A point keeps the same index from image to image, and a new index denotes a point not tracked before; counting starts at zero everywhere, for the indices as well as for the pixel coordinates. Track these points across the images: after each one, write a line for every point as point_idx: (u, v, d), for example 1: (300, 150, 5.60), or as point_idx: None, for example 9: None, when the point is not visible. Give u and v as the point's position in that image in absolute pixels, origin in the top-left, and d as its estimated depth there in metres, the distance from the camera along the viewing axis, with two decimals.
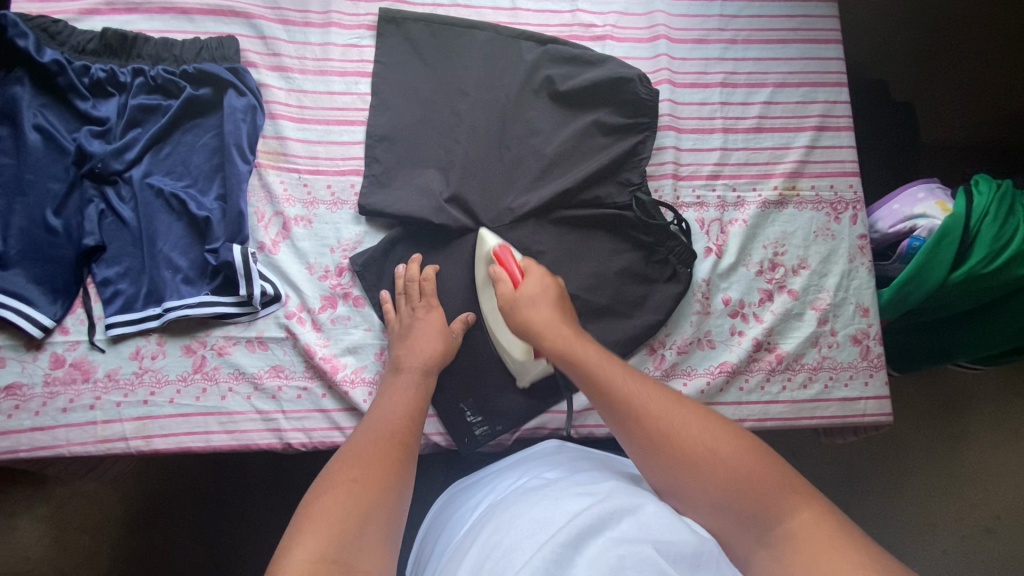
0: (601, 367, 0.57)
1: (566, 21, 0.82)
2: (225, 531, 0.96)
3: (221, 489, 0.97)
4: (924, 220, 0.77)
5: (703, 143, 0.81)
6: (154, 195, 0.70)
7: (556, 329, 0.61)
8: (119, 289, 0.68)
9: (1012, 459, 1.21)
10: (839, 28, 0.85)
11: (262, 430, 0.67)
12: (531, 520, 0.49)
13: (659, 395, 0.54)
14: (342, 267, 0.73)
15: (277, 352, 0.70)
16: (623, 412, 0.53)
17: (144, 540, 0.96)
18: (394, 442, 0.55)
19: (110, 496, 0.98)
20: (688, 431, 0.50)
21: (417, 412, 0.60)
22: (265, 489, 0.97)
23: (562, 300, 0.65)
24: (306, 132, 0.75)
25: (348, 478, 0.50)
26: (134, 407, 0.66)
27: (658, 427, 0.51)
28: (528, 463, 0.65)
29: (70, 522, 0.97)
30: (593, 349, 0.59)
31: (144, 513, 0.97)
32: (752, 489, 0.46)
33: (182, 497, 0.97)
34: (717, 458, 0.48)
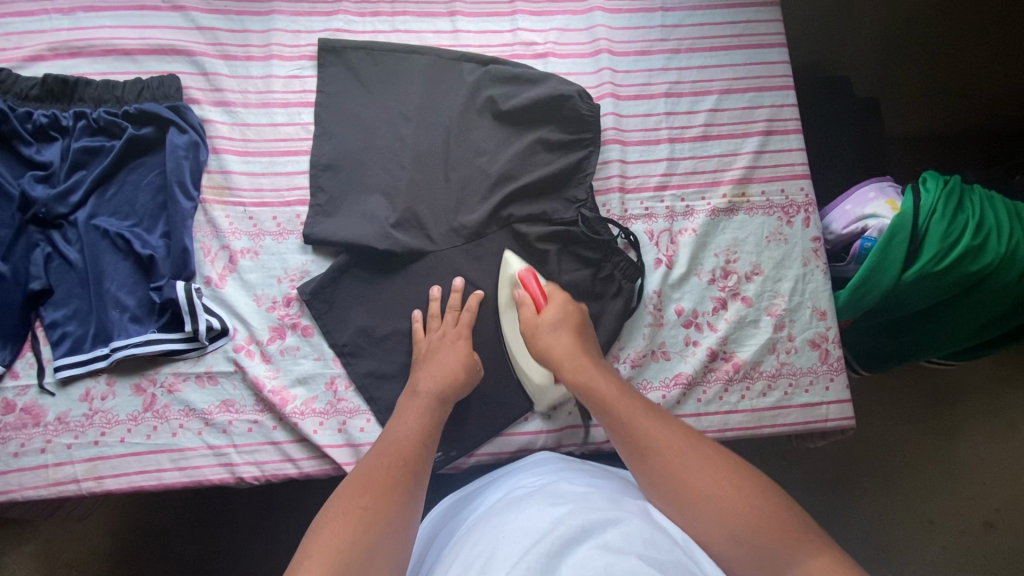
0: (622, 397, 0.60)
1: (507, 41, 0.82)
2: (207, 564, 0.95)
3: (204, 520, 0.97)
4: (874, 219, 0.76)
5: (650, 154, 0.80)
6: (99, 235, 0.70)
7: (575, 360, 0.64)
8: (67, 331, 0.68)
9: (1006, 451, 1.19)
10: (782, 32, 0.86)
11: (214, 465, 0.67)
12: (533, 521, 0.50)
13: (679, 438, 0.55)
14: (290, 298, 0.73)
15: (226, 386, 0.70)
16: (636, 443, 0.55)
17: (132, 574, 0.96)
18: (403, 462, 0.57)
19: (98, 529, 0.98)
20: (698, 462, 0.53)
21: (428, 440, 0.60)
22: (244, 518, 0.97)
23: (586, 338, 0.68)
24: (250, 164, 0.76)
25: (357, 505, 0.51)
26: (85, 448, 0.66)
27: (672, 467, 0.53)
28: (530, 469, 0.66)
29: (59, 558, 0.97)
30: (613, 379, 0.63)
31: (128, 547, 0.97)
32: (762, 531, 0.47)
33: (167, 529, 0.97)
34: (728, 498, 0.49)
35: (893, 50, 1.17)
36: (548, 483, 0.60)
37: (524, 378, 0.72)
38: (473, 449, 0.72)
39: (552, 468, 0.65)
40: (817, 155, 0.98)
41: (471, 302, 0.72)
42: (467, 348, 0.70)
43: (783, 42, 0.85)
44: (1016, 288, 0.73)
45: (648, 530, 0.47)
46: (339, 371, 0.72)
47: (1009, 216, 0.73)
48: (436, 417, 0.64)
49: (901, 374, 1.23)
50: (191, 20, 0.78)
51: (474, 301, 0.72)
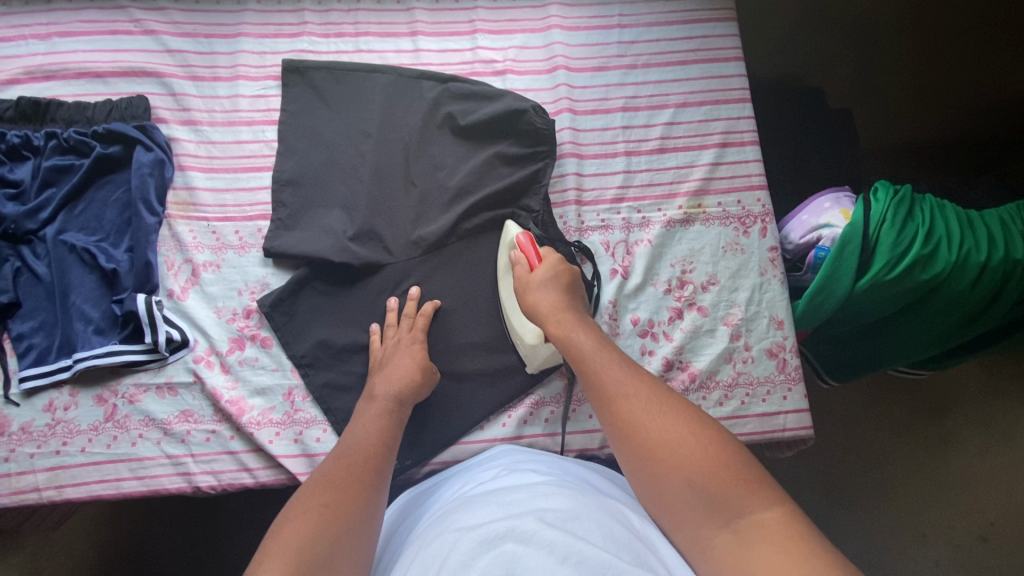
0: (600, 352, 0.59)
1: (467, 59, 0.84)
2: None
3: (183, 532, 0.98)
4: (828, 228, 0.78)
5: (606, 167, 0.82)
6: (66, 250, 0.73)
7: (557, 314, 0.64)
8: (34, 343, 0.71)
9: (1001, 461, 1.14)
10: (738, 47, 0.87)
11: (172, 474, 0.69)
12: (494, 511, 0.51)
13: (648, 390, 0.54)
14: (250, 309, 0.75)
15: (186, 397, 0.71)
16: (605, 397, 0.55)
17: None
18: (364, 461, 0.57)
19: (83, 539, 0.99)
20: (672, 420, 0.51)
21: (390, 440, 0.61)
22: (219, 533, 0.97)
23: (575, 298, 0.68)
24: (214, 181, 0.78)
25: (319, 503, 0.51)
26: (47, 457, 0.68)
27: (639, 418, 0.51)
28: (488, 464, 0.66)
29: (45, 569, 0.98)
30: (594, 333, 0.62)
31: (106, 564, 0.97)
32: (721, 486, 0.45)
33: (148, 540, 0.98)
34: (691, 454, 0.48)
35: (864, 61, 1.18)
36: (505, 480, 0.60)
37: (517, 338, 0.73)
38: (428, 459, 0.72)
39: (506, 459, 0.66)
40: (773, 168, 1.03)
41: (426, 308, 0.74)
42: (424, 353, 0.71)
43: (739, 56, 0.87)
44: (971, 296, 0.73)
45: (606, 522, 0.48)
46: (296, 382, 0.73)
47: (960, 225, 0.73)
48: (396, 416, 0.65)
49: (890, 386, 1.19)
50: (161, 43, 0.81)
51: (429, 307, 0.74)
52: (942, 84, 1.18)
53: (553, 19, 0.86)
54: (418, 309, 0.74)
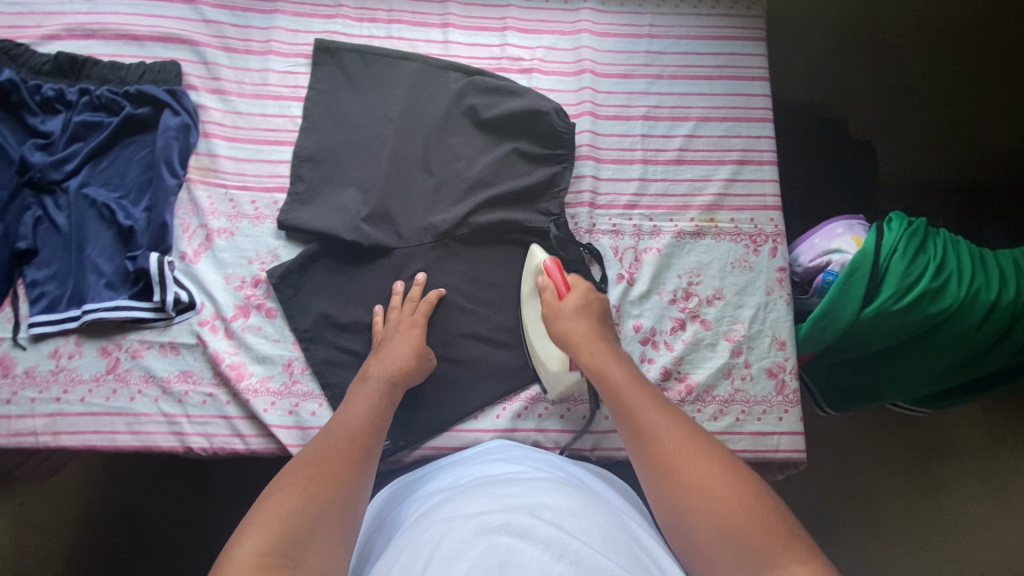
0: (637, 387, 0.57)
1: (495, 55, 0.85)
2: (170, 543, 0.97)
3: (168, 495, 0.99)
4: (839, 254, 0.78)
5: (622, 173, 0.82)
6: (87, 204, 0.75)
7: (590, 345, 0.62)
8: (46, 291, 0.72)
9: (997, 514, 1.12)
10: (765, 67, 0.88)
11: (166, 432, 0.70)
12: (492, 504, 0.50)
13: (681, 431, 0.51)
14: (258, 279, 0.76)
15: (187, 358, 0.72)
16: (636, 434, 0.52)
17: (97, 543, 0.98)
18: (353, 437, 0.57)
19: (70, 494, 1.00)
20: (711, 463, 0.48)
21: (379, 418, 0.61)
22: (204, 502, 0.98)
23: (609, 334, 0.65)
24: (237, 150, 0.80)
25: (303, 476, 0.51)
26: (47, 403, 0.69)
27: (671, 459, 0.49)
28: (483, 460, 0.66)
29: (29, 520, 0.99)
30: (631, 368, 0.60)
31: (91, 521, 0.98)
32: (750, 537, 0.42)
33: (133, 500, 0.99)
34: (727, 499, 0.45)
35: (891, 92, 1.17)
36: (501, 475, 0.60)
37: (541, 366, 0.72)
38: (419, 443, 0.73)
39: (504, 455, 0.66)
40: (788, 189, 1.02)
41: (430, 296, 0.75)
42: (421, 338, 0.71)
43: (764, 76, 0.87)
44: (976, 334, 0.72)
45: (605, 524, 0.48)
46: (296, 354, 0.74)
47: (971, 261, 0.73)
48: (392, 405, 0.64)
49: (891, 425, 1.17)
50: (199, 13, 0.83)
51: (434, 296, 0.75)
52: (966, 125, 1.18)
53: (583, 23, 0.87)
54: (421, 296, 0.75)
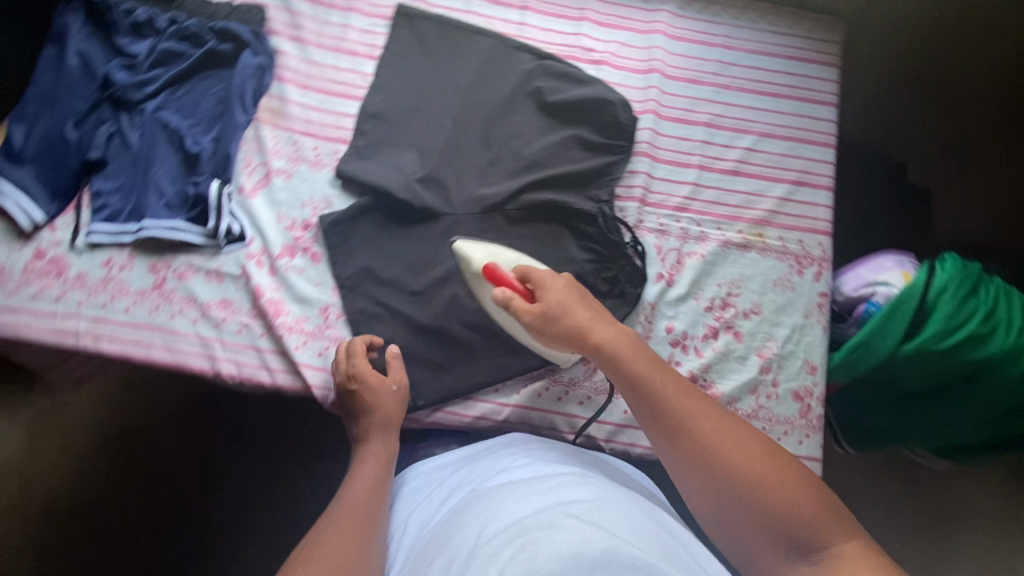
0: (649, 372, 0.57)
1: (568, 42, 0.86)
2: (182, 467, 1.02)
3: (185, 423, 1.03)
4: (884, 287, 0.76)
5: (677, 175, 0.82)
6: (160, 126, 0.78)
7: (596, 327, 0.61)
8: (108, 203, 0.75)
9: None
10: (835, 93, 0.87)
11: (199, 354, 0.72)
12: (522, 504, 0.53)
13: (711, 419, 0.54)
14: (308, 223, 0.77)
15: (230, 287, 0.74)
16: (668, 427, 0.54)
17: (111, 458, 1.02)
18: (355, 508, 0.61)
19: (90, 410, 1.04)
20: (745, 445, 0.52)
21: (377, 483, 0.64)
22: (223, 433, 1.04)
23: (598, 311, 0.64)
24: (306, 97, 0.82)
25: (312, 564, 0.54)
26: (92, 309, 0.72)
27: (710, 450, 0.52)
28: (500, 447, 0.68)
29: (50, 428, 1.04)
30: (634, 350, 0.60)
31: (108, 437, 1.03)
32: (796, 517, 0.47)
33: (150, 424, 1.03)
34: (774, 482, 0.49)
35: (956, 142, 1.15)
36: (522, 466, 0.62)
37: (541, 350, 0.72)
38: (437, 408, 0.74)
39: (514, 445, 0.68)
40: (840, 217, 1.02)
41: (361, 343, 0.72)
42: (381, 382, 0.70)
43: (833, 101, 0.86)
44: (1016, 386, 0.71)
45: (636, 517, 0.51)
46: (334, 300, 0.75)
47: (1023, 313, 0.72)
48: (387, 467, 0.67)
49: (907, 482, 1.14)
50: None
51: (360, 342, 0.72)
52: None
53: (659, 24, 0.88)
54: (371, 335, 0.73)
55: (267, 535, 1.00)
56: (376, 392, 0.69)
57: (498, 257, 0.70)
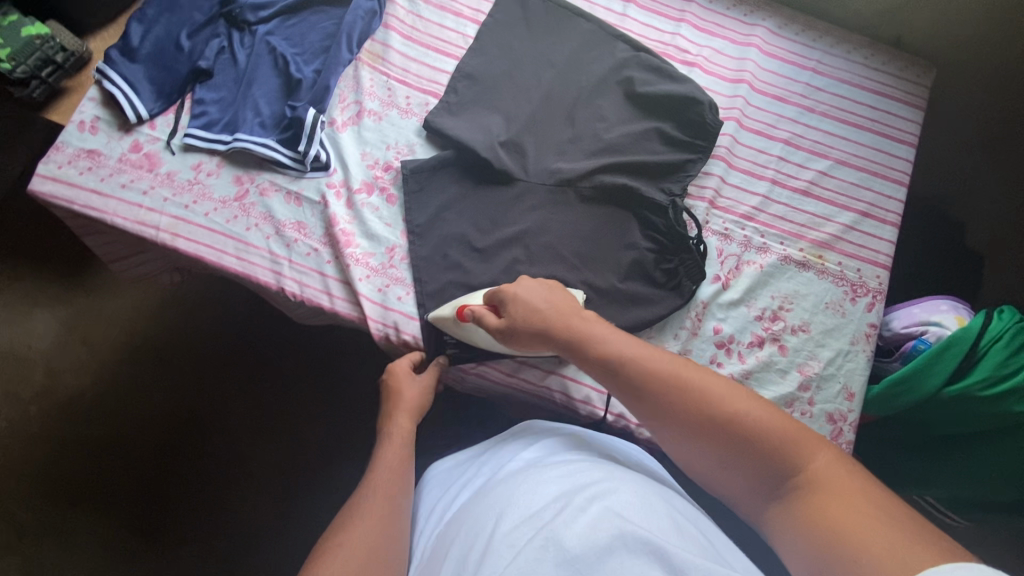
0: (611, 345, 0.59)
1: (664, 40, 0.89)
2: (259, 373, 1.27)
3: (264, 334, 1.29)
4: (937, 326, 0.77)
5: (749, 185, 0.84)
6: (267, 50, 0.82)
7: (572, 315, 0.63)
8: (207, 111, 0.79)
9: None
10: (915, 134, 0.88)
11: (267, 268, 0.75)
12: (529, 494, 0.55)
13: (681, 376, 0.55)
14: (390, 165, 0.80)
15: (306, 211, 0.77)
16: (641, 398, 0.56)
17: (202, 355, 1.28)
18: (387, 492, 0.63)
19: (187, 314, 1.29)
20: (717, 389, 0.54)
21: (404, 468, 0.67)
22: (294, 348, 1.29)
23: (558, 300, 0.66)
24: (407, 48, 0.85)
25: (338, 542, 0.57)
26: (176, 207, 0.75)
27: (685, 408, 0.54)
28: (515, 436, 0.70)
29: (154, 323, 1.28)
30: (592, 329, 0.62)
31: (203, 337, 1.28)
32: (774, 452, 0.50)
33: (238, 333, 1.29)
34: (751, 421, 0.51)
35: None
36: (536, 457, 0.64)
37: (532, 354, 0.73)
38: (479, 364, 0.77)
39: (522, 434, 0.70)
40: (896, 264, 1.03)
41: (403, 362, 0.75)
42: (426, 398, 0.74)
43: (913, 142, 0.87)
44: None
45: (649, 501, 0.53)
46: (401, 243, 0.78)
47: None
48: (410, 449, 0.70)
49: None
50: None
51: (405, 362, 0.75)
52: None
53: (755, 39, 0.90)
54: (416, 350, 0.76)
55: (322, 439, 1.24)
56: (399, 377, 0.74)
57: (462, 300, 0.71)
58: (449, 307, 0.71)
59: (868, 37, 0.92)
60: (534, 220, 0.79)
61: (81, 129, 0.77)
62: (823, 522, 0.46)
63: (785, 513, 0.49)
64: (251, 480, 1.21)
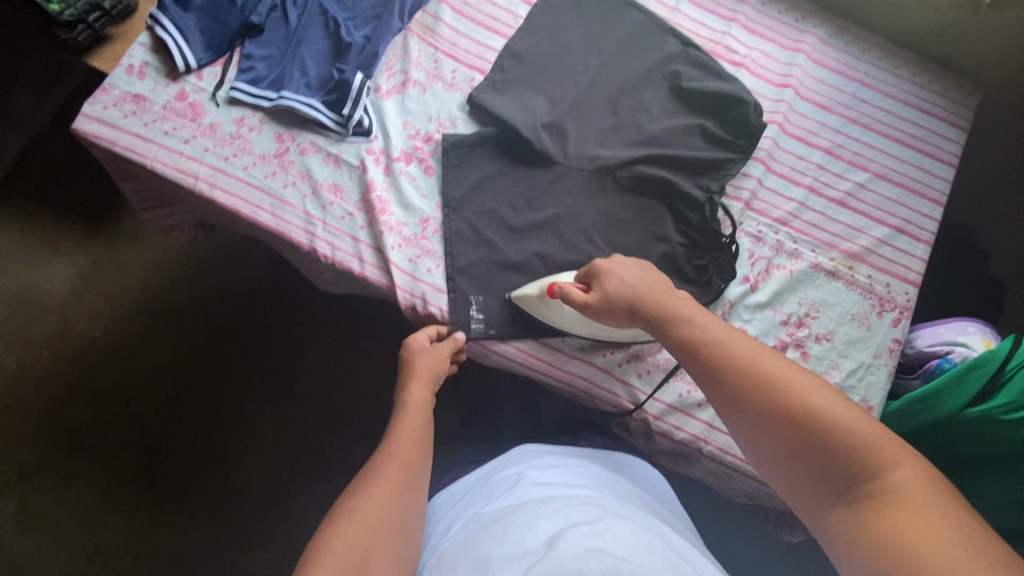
0: (699, 326, 0.58)
1: (714, 37, 0.88)
2: (272, 336, 1.28)
3: (281, 298, 1.29)
4: (963, 347, 0.77)
5: (786, 190, 0.84)
6: (319, 12, 0.82)
7: (664, 294, 0.63)
8: (254, 67, 0.79)
9: None
10: (957, 154, 0.87)
11: (300, 228, 0.75)
12: (533, 523, 0.58)
13: (765, 358, 0.53)
14: (430, 137, 0.80)
15: (345, 174, 0.77)
16: (716, 372, 0.55)
17: (218, 312, 1.28)
18: (403, 466, 0.64)
19: (207, 270, 1.30)
20: (800, 378, 0.51)
21: (420, 443, 0.68)
22: (310, 314, 1.29)
23: (654, 279, 0.65)
24: (457, 23, 0.85)
25: (349, 509, 0.58)
26: (216, 158, 0.75)
27: (762, 390, 0.52)
28: (520, 464, 0.73)
29: (174, 277, 1.29)
30: (686, 309, 0.60)
31: (221, 295, 1.29)
32: (853, 453, 0.47)
33: (255, 294, 1.29)
34: (832, 415, 0.49)
35: None
36: (544, 487, 0.67)
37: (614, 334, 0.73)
38: (498, 340, 0.75)
39: (542, 457, 0.75)
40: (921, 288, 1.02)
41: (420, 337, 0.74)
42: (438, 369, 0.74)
43: (954, 163, 0.87)
44: None
45: (639, 532, 0.56)
46: (435, 215, 0.78)
47: None
48: (428, 424, 0.71)
49: None
50: None
51: (422, 337, 0.74)
52: None
53: (804, 45, 0.89)
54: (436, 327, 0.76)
55: (329, 408, 1.25)
56: (416, 350, 0.74)
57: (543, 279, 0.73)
58: (534, 285, 0.73)
59: (917, 53, 0.91)
60: (569, 204, 0.79)
61: (129, 73, 0.77)
62: (893, 533, 0.43)
63: (850, 519, 0.46)
64: (253, 445, 1.22)
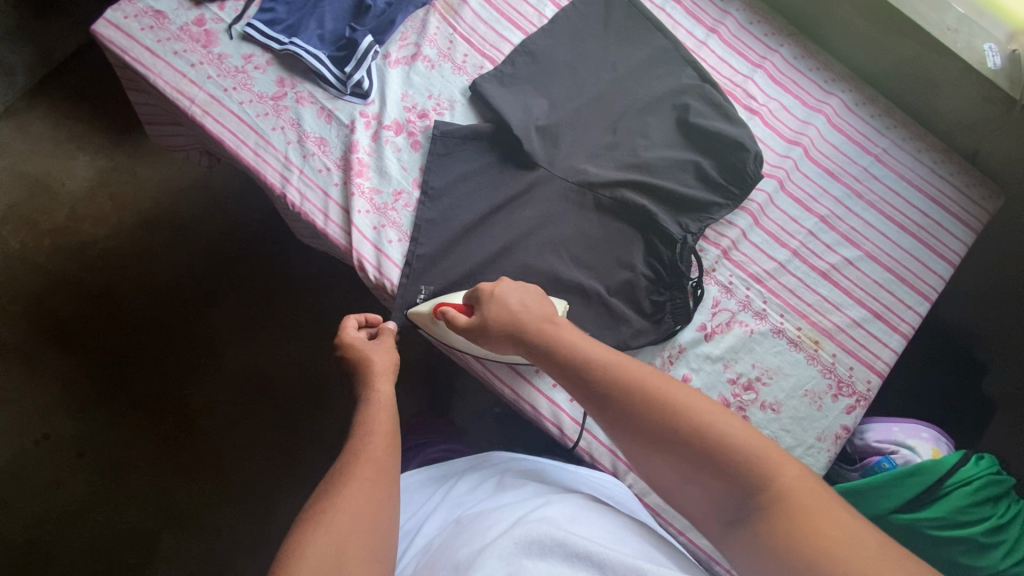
0: (581, 353, 0.58)
1: (735, 80, 0.87)
2: (255, 274, 1.30)
3: (272, 240, 1.32)
4: (909, 451, 0.74)
5: (769, 248, 0.81)
6: None
7: (552, 320, 0.62)
8: (275, 9, 0.80)
9: None
10: (960, 254, 0.83)
11: (277, 171, 0.76)
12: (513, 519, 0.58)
13: (648, 391, 0.53)
14: (425, 114, 0.81)
15: (333, 130, 0.78)
16: (603, 409, 0.55)
17: (211, 240, 1.31)
18: (371, 458, 0.60)
19: (211, 198, 1.33)
20: (682, 396, 0.52)
21: (390, 430, 0.65)
22: (292, 262, 1.31)
23: (536, 302, 0.65)
24: (481, 10, 0.86)
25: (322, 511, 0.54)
26: (215, 87, 0.77)
27: (644, 425, 0.52)
28: (486, 470, 0.73)
29: (179, 197, 1.33)
30: (567, 335, 0.60)
31: (217, 223, 1.32)
32: (736, 472, 0.48)
33: (249, 231, 1.32)
34: (713, 435, 0.49)
35: None
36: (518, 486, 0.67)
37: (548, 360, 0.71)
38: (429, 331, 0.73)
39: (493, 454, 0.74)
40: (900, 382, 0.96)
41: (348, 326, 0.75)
42: (387, 359, 0.72)
43: (954, 261, 0.82)
44: None
45: (613, 529, 0.58)
46: (410, 190, 0.78)
47: None
48: (396, 419, 0.67)
49: None
50: None
51: (351, 323, 0.75)
52: None
53: (825, 108, 0.87)
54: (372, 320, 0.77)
55: (290, 357, 1.26)
56: (351, 338, 0.73)
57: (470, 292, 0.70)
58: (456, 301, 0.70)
59: (942, 141, 0.88)
60: (543, 211, 0.78)
61: None
62: (796, 542, 0.44)
63: (750, 530, 0.47)
64: (212, 374, 1.25)
